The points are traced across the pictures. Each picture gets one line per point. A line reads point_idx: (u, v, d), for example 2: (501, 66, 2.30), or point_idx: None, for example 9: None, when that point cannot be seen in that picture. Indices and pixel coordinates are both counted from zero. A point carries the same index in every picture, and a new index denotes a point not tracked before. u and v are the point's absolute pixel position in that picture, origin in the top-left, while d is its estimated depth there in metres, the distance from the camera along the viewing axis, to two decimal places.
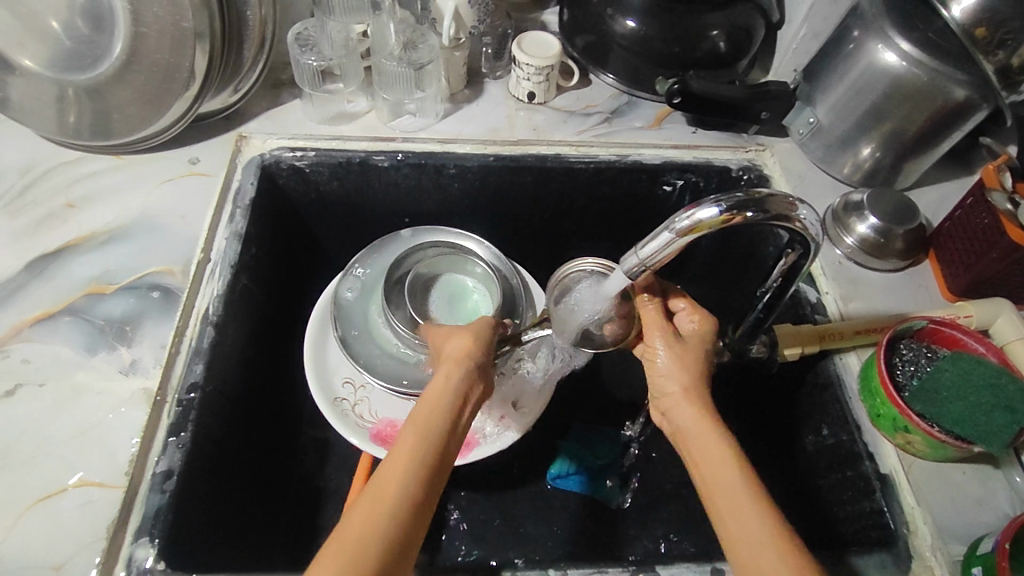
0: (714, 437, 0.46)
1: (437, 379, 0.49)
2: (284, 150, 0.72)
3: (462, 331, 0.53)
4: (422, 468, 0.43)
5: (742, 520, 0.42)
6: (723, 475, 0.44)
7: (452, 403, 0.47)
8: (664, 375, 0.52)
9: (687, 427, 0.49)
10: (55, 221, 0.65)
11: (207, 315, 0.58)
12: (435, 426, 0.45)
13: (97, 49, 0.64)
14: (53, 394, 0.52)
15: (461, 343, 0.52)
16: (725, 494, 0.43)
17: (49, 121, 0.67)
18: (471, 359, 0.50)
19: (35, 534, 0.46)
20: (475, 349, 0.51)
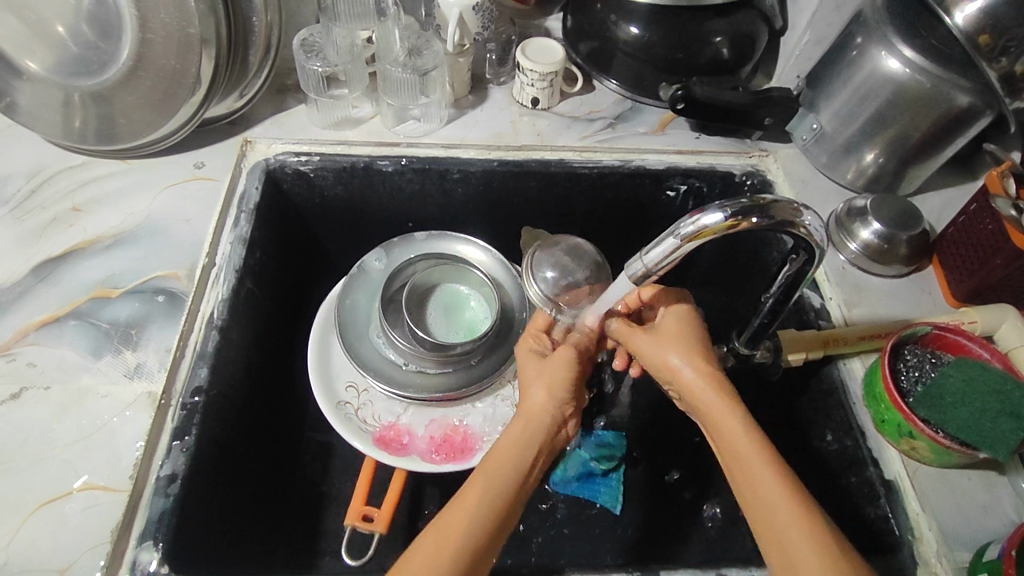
0: (724, 406, 0.48)
1: (511, 437, 0.48)
2: (289, 155, 0.72)
3: (547, 369, 0.52)
4: (490, 517, 0.43)
5: (753, 479, 0.43)
6: (747, 459, 0.44)
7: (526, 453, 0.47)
8: (659, 358, 0.52)
9: (696, 399, 0.49)
10: (62, 224, 0.65)
11: (212, 319, 0.58)
12: (508, 480, 0.45)
13: (104, 55, 0.65)
14: (57, 398, 0.52)
15: (542, 393, 0.50)
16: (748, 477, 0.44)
17: (57, 127, 0.68)
18: (544, 411, 0.50)
19: (41, 536, 0.46)
20: (547, 399, 0.50)
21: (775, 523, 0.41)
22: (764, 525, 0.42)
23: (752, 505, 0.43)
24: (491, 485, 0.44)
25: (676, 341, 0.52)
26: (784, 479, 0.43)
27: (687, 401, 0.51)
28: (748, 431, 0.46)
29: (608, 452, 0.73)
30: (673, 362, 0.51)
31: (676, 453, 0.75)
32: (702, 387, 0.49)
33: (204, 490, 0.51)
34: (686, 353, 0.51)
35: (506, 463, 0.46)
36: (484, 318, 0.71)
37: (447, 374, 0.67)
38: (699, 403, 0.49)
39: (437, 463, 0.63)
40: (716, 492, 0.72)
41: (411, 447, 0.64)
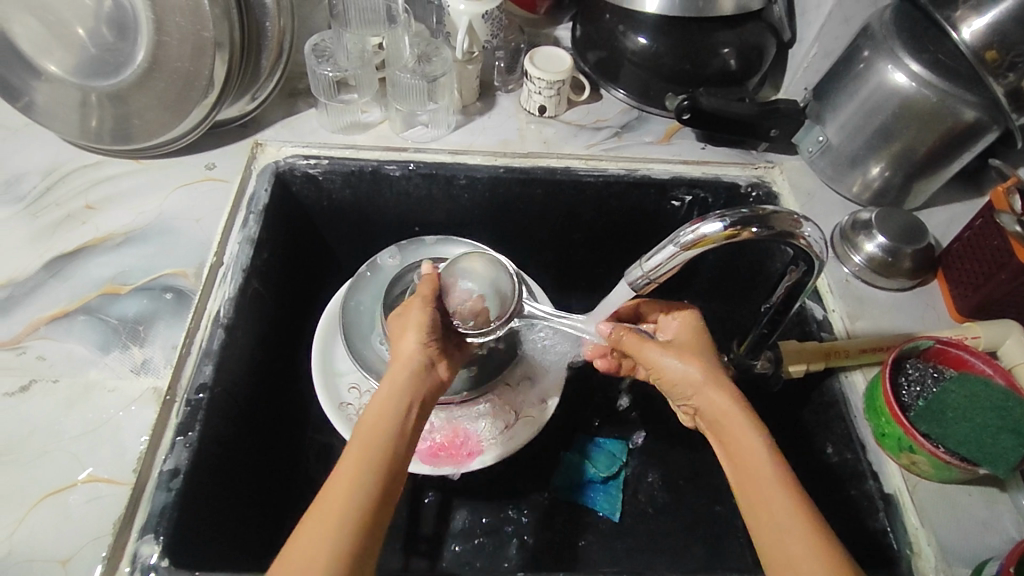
0: (747, 428, 0.46)
1: (384, 388, 0.48)
2: (298, 158, 0.73)
3: (409, 319, 0.54)
4: (375, 467, 0.43)
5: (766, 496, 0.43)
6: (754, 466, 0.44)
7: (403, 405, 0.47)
8: (677, 375, 0.52)
9: (717, 417, 0.48)
10: (75, 221, 0.66)
11: (218, 318, 0.59)
12: (384, 428, 0.45)
13: (120, 57, 0.66)
14: (65, 391, 0.53)
15: (408, 339, 0.52)
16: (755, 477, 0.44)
17: (73, 126, 0.69)
18: (414, 362, 0.50)
19: (44, 526, 0.46)
20: (416, 354, 0.51)
21: (788, 549, 0.40)
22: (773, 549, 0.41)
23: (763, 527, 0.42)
24: (367, 433, 0.44)
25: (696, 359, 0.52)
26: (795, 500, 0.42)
27: (705, 419, 0.50)
28: (769, 454, 0.45)
29: (606, 460, 0.74)
30: (692, 380, 0.50)
31: (676, 462, 0.75)
32: (727, 406, 0.48)
33: (207, 486, 0.52)
34: (708, 372, 0.50)
35: (381, 415, 0.46)
36: None
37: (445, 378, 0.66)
38: (721, 422, 0.48)
39: (435, 465, 0.62)
40: (715, 502, 0.72)
41: None
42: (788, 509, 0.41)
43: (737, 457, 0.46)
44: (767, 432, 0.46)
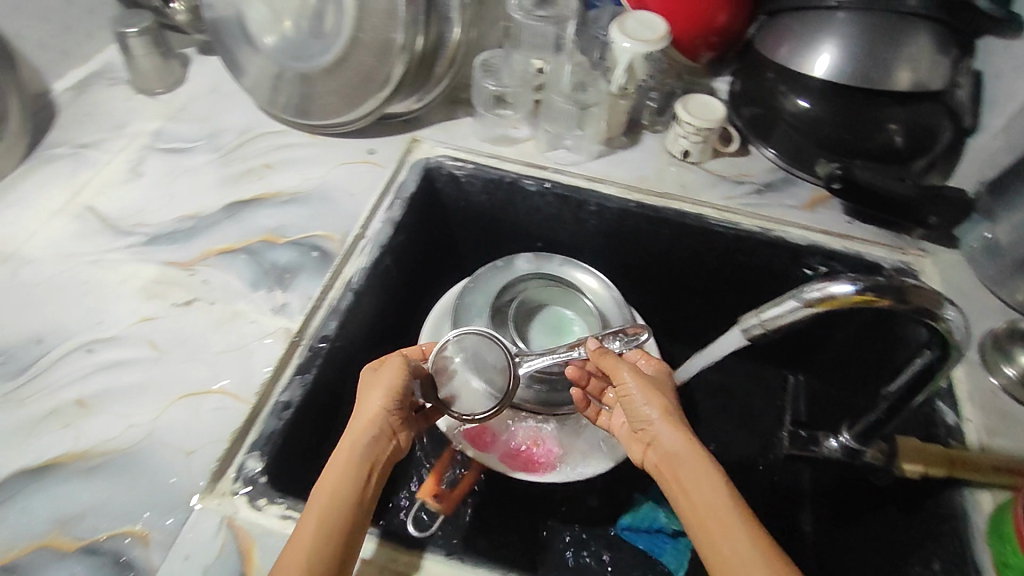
0: (704, 468, 0.48)
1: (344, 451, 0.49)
2: (448, 159, 0.80)
3: (377, 381, 0.53)
4: (344, 508, 0.46)
5: (733, 540, 0.43)
6: (714, 506, 0.45)
7: (366, 455, 0.50)
8: (642, 406, 0.54)
9: (674, 452, 0.50)
10: (254, 175, 0.75)
11: (350, 282, 0.65)
12: (349, 475, 0.48)
13: (316, 46, 0.75)
14: (217, 313, 0.61)
15: (372, 400, 0.52)
16: (714, 518, 0.44)
17: (272, 97, 0.80)
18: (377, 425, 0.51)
19: (180, 421, 0.53)
20: (381, 414, 0.52)
21: None
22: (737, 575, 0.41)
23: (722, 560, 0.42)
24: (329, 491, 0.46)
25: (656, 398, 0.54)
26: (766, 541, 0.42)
27: (660, 459, 0.51)
28: (721, 485, 0.46)
29: None
30: (653, 416, 0.53)
31: None
32: (683, 439, 0.50)
33: (309, 428, 0.57)
34: (665, 410, 0.53)
35: (340, 472, 0.48)
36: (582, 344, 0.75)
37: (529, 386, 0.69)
38: (674, 457, 0.50)
39: (511, 467, 0.63)
40: None
41: (492, 446, 0.64)
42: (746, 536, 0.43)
43: (689, 492, 0.47)
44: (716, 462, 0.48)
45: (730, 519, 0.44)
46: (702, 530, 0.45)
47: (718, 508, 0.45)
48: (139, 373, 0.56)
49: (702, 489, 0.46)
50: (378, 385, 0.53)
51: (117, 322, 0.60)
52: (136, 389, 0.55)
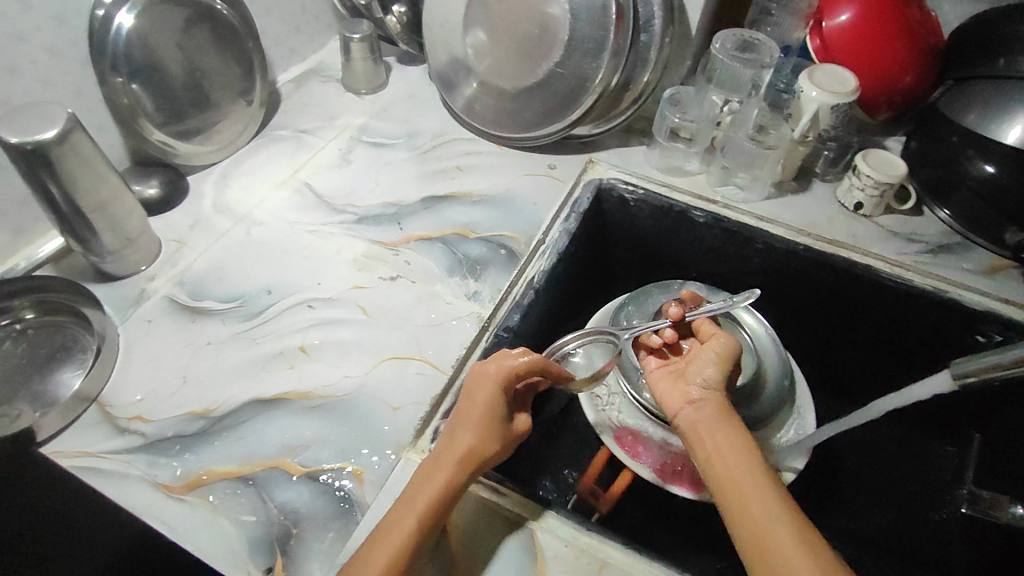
0: (737, 438, 0.54)
1: (455, 473, 0.49)
2: (621, 181, 0.84)
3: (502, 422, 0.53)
4: (428, 521, 0.47)
5: (759, 509, 0.49)
6: (743, 477, 0.51)
7: (455, 483, 0.49)
8: (704, 370, 0.60)
9: (711, 422, 0.56)
10: (446, 175, 0.82)
11: (532, 281, 0.70)
12: (435, 494, 0.48)
13: (517, 69, 0.80)
14: (416, 291, 0.67)
15: (468, 434, 0.51)
16: (745, 484, 0.50)
17: (467, 107, 0.87)
18: (473, 459, 0.50)
19: (384, 379, 0.59)
20: (477, 447, 0.51)
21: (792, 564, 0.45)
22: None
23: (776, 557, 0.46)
24: (435, 497, 0.48)
25: (716, 373, 0.59)
26: (793, 515, 0.48)
27: (696, 423, 0.57)
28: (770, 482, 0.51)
29: None
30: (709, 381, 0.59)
31: None
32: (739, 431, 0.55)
33: None
34: (717, 382, 0.59)
35: (431, 496, 0.48)
36: None
37: None
38: (724, 442, 0.54)
39: (662, 480, 0.65)
40: None
41: (640, 455, 0.67)
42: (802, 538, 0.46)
43: (741, 483, 0.51)
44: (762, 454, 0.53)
45: (761, 488, 0.50)
46: (731, 497, 0.50)
47: (749, 478, 0.51)
48: (350, 331, 0.63)
49: (732, 456, 0.53)
50: (481, 419, 0.52)
51: (333, 285, 0.67)
52: (348, 345, 0.62)
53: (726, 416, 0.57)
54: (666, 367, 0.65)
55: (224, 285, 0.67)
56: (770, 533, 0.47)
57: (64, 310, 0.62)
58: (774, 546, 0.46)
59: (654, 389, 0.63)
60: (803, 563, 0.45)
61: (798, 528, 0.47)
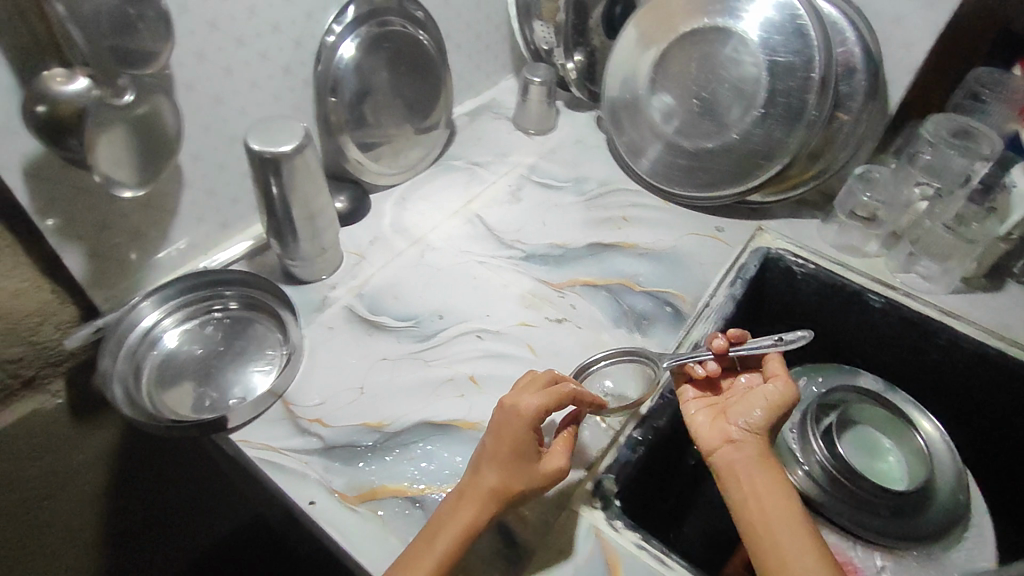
0: (775, 480, 0.52)
1: (476, 518, 0.47)
2: (790, 253, 0.80)
3: (532, 467, 0.49)
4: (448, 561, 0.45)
5: (794, 557, 0.47)
6: (779, 523, 0.49)
7: (474, 525, 0.47)
8: (750, 413, 0.55)
9: (751, 463, 0.53)
10: (612, 225, 0.82)
11: (697, 344, 0.68)
12: (454, 537, 0.46)
13: (706, 129, 0.80)
14: (582, 337, 0.68)
15: (489, 475, 0.48)
16: (781, 531, 0.48)
17: (641, 160, 0.88)
18: (495, 500, 0.47)
19: (550, 421, 0.60)
20: (499, 487, 0.48)
21: None
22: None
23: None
24: (458, 537, 0.46)
25: (763, 418, 0.54)
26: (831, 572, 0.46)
27: (733, 462, 0.53)
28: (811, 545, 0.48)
29: None
30: (753, 425, 0.54)
31: None
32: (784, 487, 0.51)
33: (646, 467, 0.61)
34: (764, 428, 0.54)
35: (451, 539, 0.46)
36: (897, 480, 0.70)
37: (833, 501, 0.66)
38: (767, 496, 0.51)
39: None
40: None
41: None
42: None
43: (780, 541, 0.48)
44: (802, 510, 0.50)
45: (796, 536, 0.48)
46: (764, 539, 0.49)
47: (785, 524, 0.49)
48: (518, 368, 0.64)
49: (769, 498, 0.50)
50: (502, 460, 0.48)
51: (501, 318, 0.69)
52: (514, 381, 0.63)
53: (765, 456, 0.53)
54: (708, 398, 0.60)
55: (399, 304, 0.70)
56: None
57: (263, 309, 0.68)
58: None
59: (691, 421, 0.59)
60: None
61: None
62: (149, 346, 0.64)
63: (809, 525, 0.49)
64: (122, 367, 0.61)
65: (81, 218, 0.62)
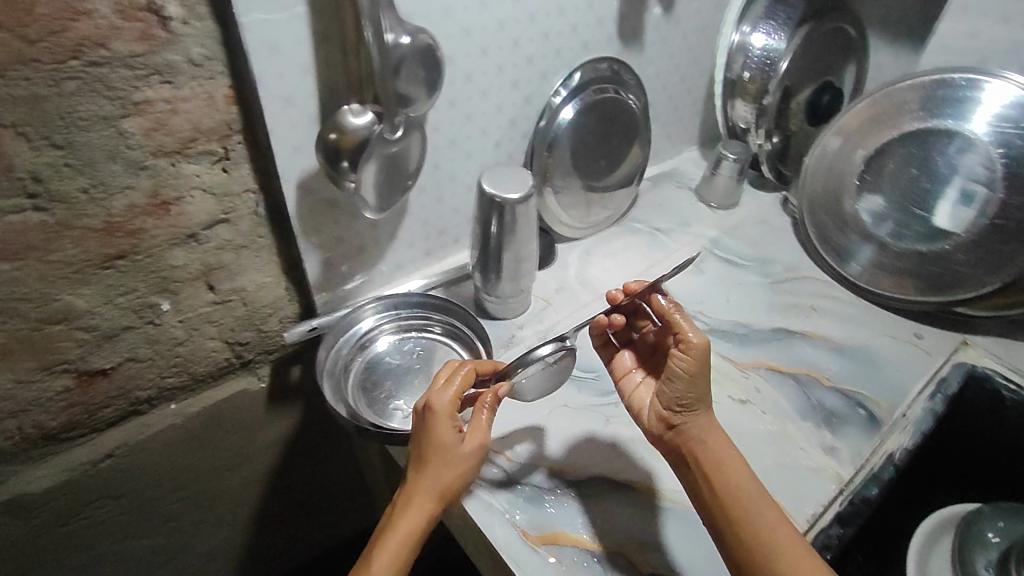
0: (729, 451, 0.55)
1: (425, 510, 0.53)
2: (1000, 373, 0.74)
3: (462, 457, 0.54)
4: (411, 541, 0.53)
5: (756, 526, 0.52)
6: (743, 502, 0.53)
7: (428, 511, 0.53)
8: (676, 394, 0.57)
9: (700, 439, 0.56)
10: (799, 311, 0.81)
11: (891, 454, 0.65)
12: (413, 525, 0.53)
13: (919, 226, 0.78)
14: (769, 424, 0.67)
15: (437, 475, 0.53)
16: (748, 502, 0.53)
17: (835, 250, 0.85)
18: (444, 493, 0.53)
19: None
20: (446, 480, 0.53)
21: None
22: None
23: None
24: (414, 528, 0.53)
25: (693, 394, 0.56)
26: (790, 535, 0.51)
27: (682, 440, 0.57)
28: (777, 513, 0.52)
29: None
30: (693, 406, 0.56)
31: None
32: (732, 454, 0.55)
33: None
34: (697, 400, 0.56)
35: (407, 531, 0.53)
36: None
37: None
38: (721, 471, 0.54)
39: None
40: None
41: None
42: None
43: (738, 512, 0.52)
44: (750, 470, 0.55)
45: (758, 505, 0.52)
46: (727, 513, 0.53)
47: (747, 499, 0.53)
48: None
49: (728, 479, 0.54)
50: (446, 459, 0.53)
51: None
52: None
53: (715, 427, 0.57)
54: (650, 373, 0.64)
55: (584, 356, 0.77)
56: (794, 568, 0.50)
57: (461, 339, 0.74)
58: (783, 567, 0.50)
59: (636, 395, 0.64)
60: None
61: (801, 551, 0.51)
62: (358, 346, 0.72)
63: (757, 482, 0.54)
64: (334, 359, 0.69)
65: (326, 231, 0.68)
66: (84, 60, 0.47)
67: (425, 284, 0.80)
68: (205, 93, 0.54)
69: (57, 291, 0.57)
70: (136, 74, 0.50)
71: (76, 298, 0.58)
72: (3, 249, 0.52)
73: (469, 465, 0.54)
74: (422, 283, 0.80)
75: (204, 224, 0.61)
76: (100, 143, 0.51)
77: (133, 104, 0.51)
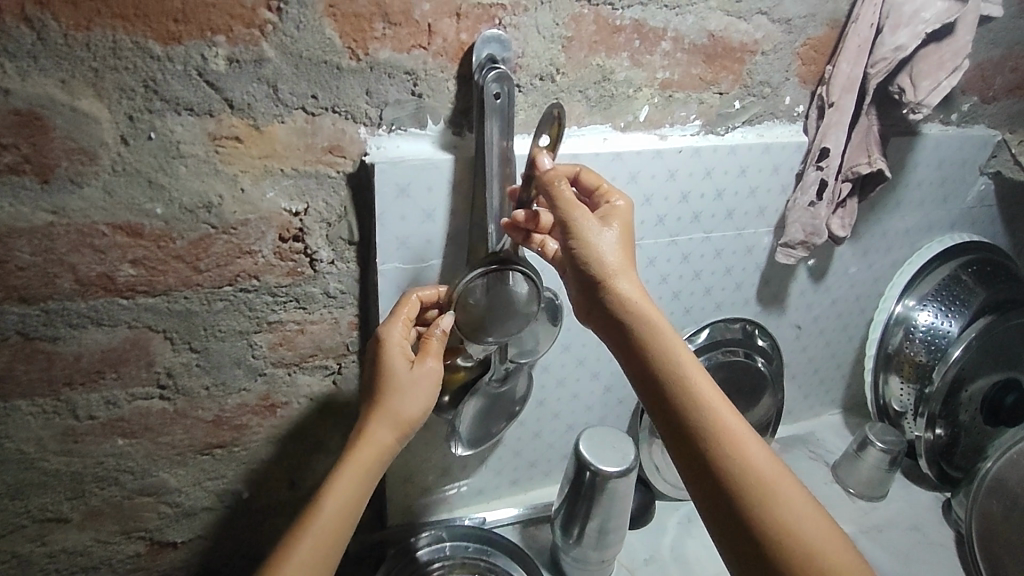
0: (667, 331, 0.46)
1: (382, 439, 0.50)
2: None
3: (415, 382, 0.50)
4: (367, 474, 0.49)
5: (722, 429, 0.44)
6: (695, 406, 0.44)
7: (383, 440, 0.50)
8: (590, 260, 0.45)
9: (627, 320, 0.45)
10: None
11: None
12: (368, 456, 0.49)
13: None
14: None
15: (397, 402, 0.50)
16: (701, 412, 0.44)
17: None
18: (402, 418, 0.50)
19: None
20: (405, 411, 0.50)
21: (784, 503, 0.43)
22: (787, 515, 0.42)
23: (768, 497, 0.42)
24: (372, 457, 0.50)
25: (609, 265, 0.45)
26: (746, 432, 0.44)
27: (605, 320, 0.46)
28: (720, 396, 0.45)
29: None
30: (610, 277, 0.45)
31: None
32: (675, 342, 0.45)
33: None
34: (615, 263, 0.45)
35: (360, 475, 0.49)
36: None
37: None
38: (666, 367, 0.45)
39: None
40: None
41: None
42: (770, 470, 0.43)
43: (691, 411, 0.44)
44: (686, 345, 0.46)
45: (714, 406, 0.44)
46: (682, 420, 0.44)
47: (700, 401, 0.44)
48: None
49: (675, 380, 0.44)
50: (399, 384, 0.50)
51: None
52: None
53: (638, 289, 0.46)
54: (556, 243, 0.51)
55: None
56: (756, 473, 0.43)
57: None
58: (763, 485, 0.43)
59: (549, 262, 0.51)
60: (788, 489, 0.43)
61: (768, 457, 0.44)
62: None
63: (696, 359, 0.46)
64: None
65: (413, 452, 0.67)
66: (236, 286, 0.52)
67: (519, 514, 0.74)
68: (331, 319, 0.57)
69: (157, 468, 0.59)
70: (277, 300, 0.54)
71: (171, 476, 0.60)
72: (123, 427, 0.56)
73: (431, 390, 0.51)
74: (520, 510, 0.75)
75: (302, 427, 0.62)
76: (231, 351, 0.55)
77: (268, 323, 0.55)
